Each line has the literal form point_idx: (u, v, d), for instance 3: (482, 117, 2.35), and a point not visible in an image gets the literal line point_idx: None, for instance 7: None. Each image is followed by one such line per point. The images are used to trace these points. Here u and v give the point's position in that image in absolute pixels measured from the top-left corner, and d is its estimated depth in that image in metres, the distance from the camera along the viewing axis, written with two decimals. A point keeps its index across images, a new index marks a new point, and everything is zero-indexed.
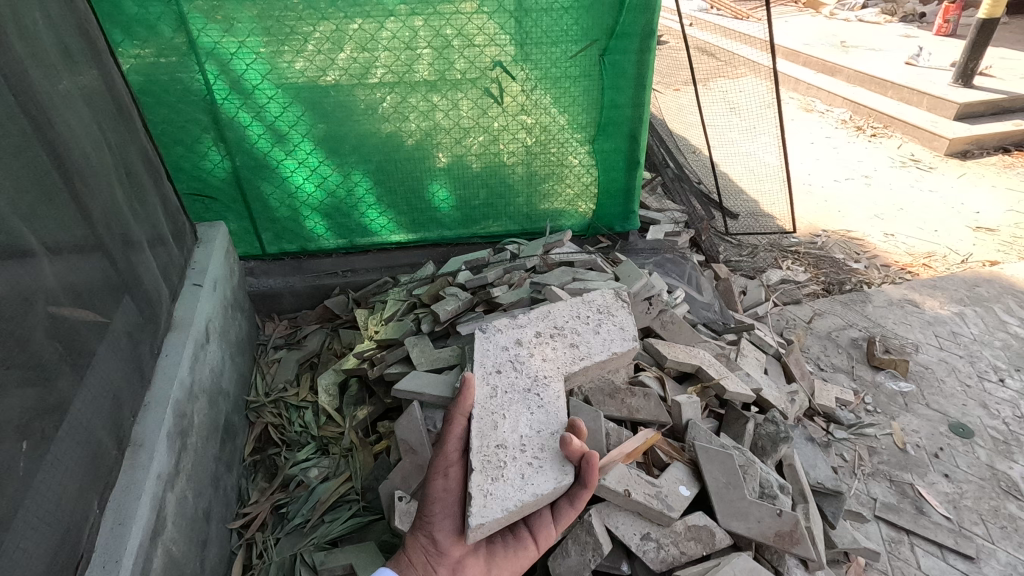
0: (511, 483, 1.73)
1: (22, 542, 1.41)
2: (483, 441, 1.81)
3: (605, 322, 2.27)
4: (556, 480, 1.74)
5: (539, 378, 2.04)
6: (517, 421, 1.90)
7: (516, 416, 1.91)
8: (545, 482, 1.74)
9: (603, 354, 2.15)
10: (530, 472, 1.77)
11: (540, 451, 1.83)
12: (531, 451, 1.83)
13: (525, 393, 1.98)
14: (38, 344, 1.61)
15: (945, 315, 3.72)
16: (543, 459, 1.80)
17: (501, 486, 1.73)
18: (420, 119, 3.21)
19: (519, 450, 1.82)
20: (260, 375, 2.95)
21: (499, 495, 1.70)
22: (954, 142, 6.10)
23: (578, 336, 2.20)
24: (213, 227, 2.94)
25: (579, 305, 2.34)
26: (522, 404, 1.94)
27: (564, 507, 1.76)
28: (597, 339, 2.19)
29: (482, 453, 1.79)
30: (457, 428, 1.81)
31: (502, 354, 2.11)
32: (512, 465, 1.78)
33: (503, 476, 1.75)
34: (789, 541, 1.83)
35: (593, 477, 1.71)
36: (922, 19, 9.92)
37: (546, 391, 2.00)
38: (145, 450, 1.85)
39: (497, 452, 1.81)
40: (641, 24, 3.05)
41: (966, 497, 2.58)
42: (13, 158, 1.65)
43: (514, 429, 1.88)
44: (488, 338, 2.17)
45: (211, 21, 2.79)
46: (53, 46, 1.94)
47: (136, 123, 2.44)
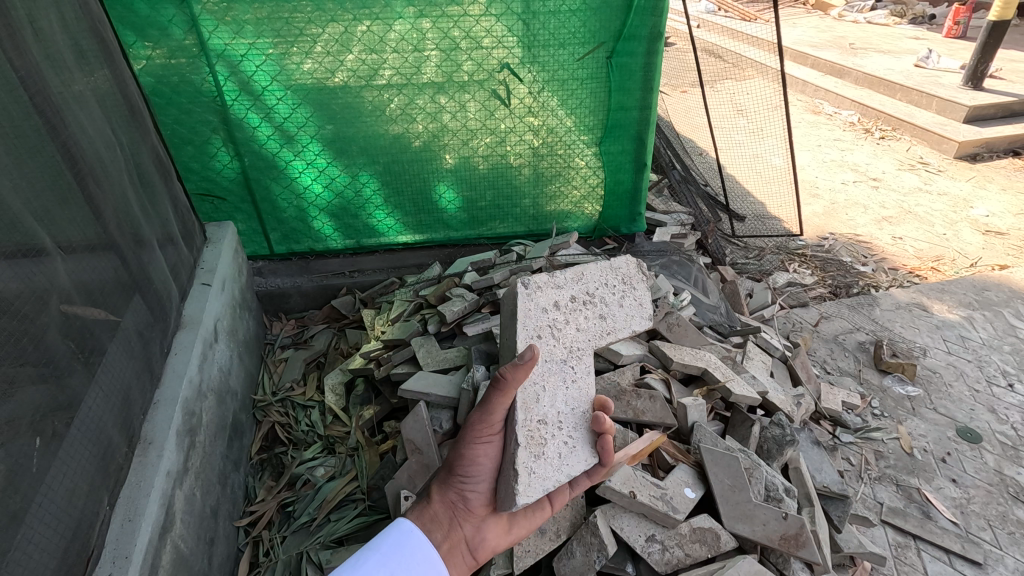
0: (551, 462, 1.75)
1: (34, 538, 1.43)
2: (527, 414, 1.76)
3: (629, 294, 2.01)
4: (586, 462, 1.79)
5: (573, 352, 1.89)
6: (556, 394, 1.84)
7: (551, 392, 1.83)
8: (577, 463, 1.79)
9: (626, 331, 1.98)
10: (565, 451, 1.79)
11: (575, 428, 1.84)
12: (565, 428, 1.83)
13: (562, 363, 1.87)
14: (51, 341, 1.63)
15: (953, 319, 3.70)
16: (576, 438, 1.83)
17: (541, 464, 1.73)
18: (428, 121, 3.23)
19: (556, 427, 1.81)
20: (267, 375, 2.97)
21: (540, 474, 1.71)
22: (963, 144, 6.07)
23: (607, 309, 1.99)
24: (222, 227, 2.96)
25: (607, 269, 2.02)
26: (558, 376, 1.85)
27: (581, 479, 1.83)
28: (623, 311, 1.99)
29: (526, 426, 1.74)
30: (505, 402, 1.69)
31: (541, 316, 1.86)
32: (553, 442, 1.78)
33: (543, 453, 1.75)
34: (794, 544, 1.83)
35: (610, 458, 1.81)
36: (932, 20, 9.84)
37: (581, 364, 1.91)
38: (155, 447, 1.87)
39: (539, 427, 1.77)
40: (648, 26, 3.05)
41: (973, 502, 2.56)
42: (27, 159, 1.68)
43: (553, 402, 1.82)
44: (529, 297, 1.86)
45: (221, 23, 2.82)
46: (67, 47, 1.97)
47: (147, 124, 2.47)
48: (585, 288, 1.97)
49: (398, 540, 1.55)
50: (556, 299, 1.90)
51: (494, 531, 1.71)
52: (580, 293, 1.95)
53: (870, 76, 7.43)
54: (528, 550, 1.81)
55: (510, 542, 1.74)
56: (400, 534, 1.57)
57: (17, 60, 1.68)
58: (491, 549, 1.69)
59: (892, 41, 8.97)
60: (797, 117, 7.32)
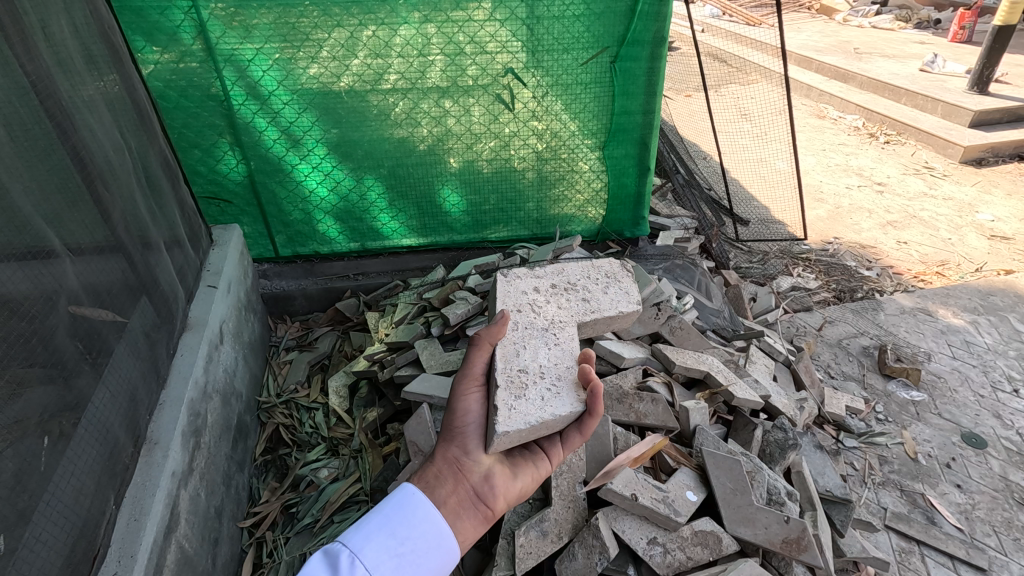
0: (531, 402, 1.74)
1: (41, 537, 1.44)
2: (506, 364, 1.85)
3: (613, 285, 2.28)
4: (571, 406, 1.74)
5: (554, 323, 2.05)
6: (537, 351, 1.93)
7: (533, 350, 1.94)
8: (561, 405, 1.74)
9: (612, 311, 2.14)
10: (549, 396, 1.78)
11: (558, 380, 1.85)
12: (547, 379, 1.85)
13: (543, 330, 2.01)
14: (60, 342, 1.65)
15: (959, 325, 3.69)
16: (560, 386, 1.82)
17: (523, 403, 1.72)
18: (433, 125, 3.25)
19: (538, 377, 1.84)
20: (272, 376, 2.99)
21: (522, 411, 1.70)
22: (969, 149, 6.05)
23: (589, 294, 2.21)
24: (229, 230, 2.99)
25: (589, 268, 2.33)
26: (539, 339, 1.97)
27: (573, 436, 1.75)
28: (608, 296, 2.21)
29: (504, 375, 1.82)
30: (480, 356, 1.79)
31: (521, 296, 2.12)
32: (534, 387, 1.80)
33: (524, 396, 1.76)
34: (796, 548, 1.83)
35: (597, 406, 1.67)
36: (937, 25, 9.81)
37: (563, 332, 2.01)
38: (161, 447, 1.89)
39: (520, 374, 1.83)
40: (652, 31, 3.07)
41: (978, 508, 2.55)
42: (38, 162, 1.71)
43: (534, 358, 1.91)
44: (509, 282, 2.17)
45: (229, 27, 2.85)
46: (77, 51, 2.00)
47: (156, 128, 2.50)
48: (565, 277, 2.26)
49: (406, 512, 1.41)
50: (536, 285, 2.19)
51: (502, 478, 1.63)
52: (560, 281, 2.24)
53: (875, 80, 7.43)
54: (529, 552, 1.81)
55: (519, 492, 1.65)
56: (415, 505, 1.43)
57: (28, 64, 1.71)
58: (506, 499, 1.61)
59: (899, 45, 8.96)
60: (802, 122, 7.32)
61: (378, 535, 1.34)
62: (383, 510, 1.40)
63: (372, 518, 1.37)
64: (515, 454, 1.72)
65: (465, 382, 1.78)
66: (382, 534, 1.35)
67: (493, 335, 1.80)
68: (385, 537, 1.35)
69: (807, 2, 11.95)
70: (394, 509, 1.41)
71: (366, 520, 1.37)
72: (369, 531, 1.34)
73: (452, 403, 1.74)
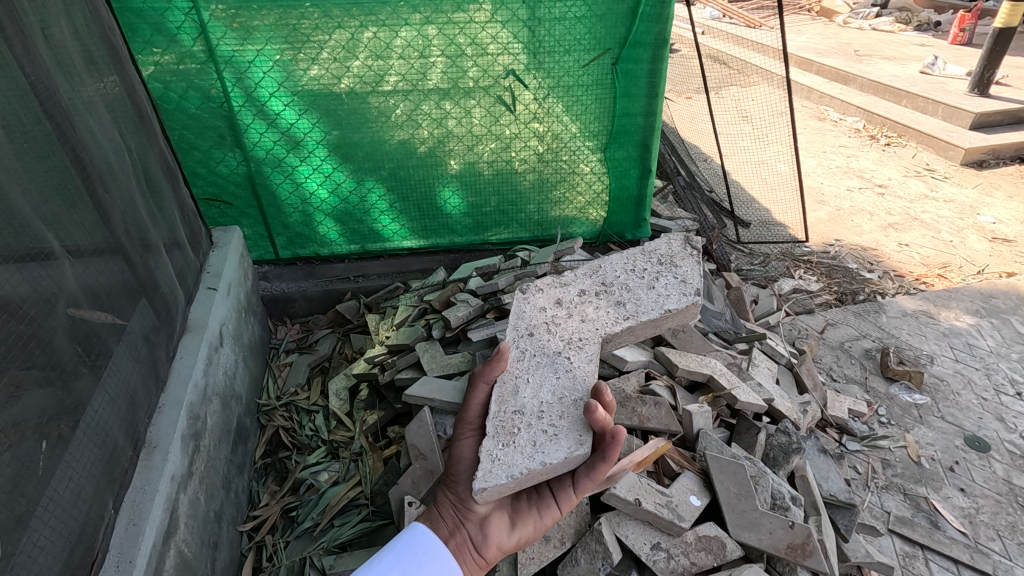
0: (521, 450, 1.74)
1: (38, 542, 1.43)
2: (500, 407, 1.86)
3: (661, 278, 2.35)
4: (567, 452, 1.72)
5: (575, 339, 2.11)
6: (540, 386, 1.94)
7: (537, 384, 1.94)
8: (556, 451, 1.73)
9: (655, 311, 2.20)
10: (543, 440, 1.77)
11: (557, 420, 1.83)
12: (546, 419, 1.84)
13: (554, 356, 2.04)
14: (59, 345, 1.64)
15: (961, 327, 3.68)
16: (559, 428, 1.80)
17: (510, 452, 1.74)
18: (433, 126, 3.24)
19: (535, 418, 1.83)
20: (272, 379, 2.98)
21: (507, 461, 1.71)
22: (970, 151, 6.04)
23: (628, 294, 2.29)
24: (229, 232, 2.98)
25: (630, 266, 2.42)
26: (547, 369, 1.99)
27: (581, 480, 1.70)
28: (651, 295, 2.28)
29: (496, 419, 1.83)
30: (479, 395, 1.89)
31: (538, 315, 2.21)
32: (525, 431, 1.79)
33: (513, 443, 1.76)
34: (800, 554, 1.81)
35: (615, 452, 1.56)
36: (938, 27, 9.82)
37: (578, 354, 2.04)
38: (160, 451, 1.87)
39: (512, 417, 1.84)
40: (653, 33, 3.07)
41: (982, 512, 2.53)
42: (37, 163, 1.69)
43: (535, 395, 1.91)
44: (527, 299, 2.27)
45: (229, 29, 2.84)
46: (77, 53, 1.99)
47: (156, 130, 2.49)
48: (601, 279, 2.36)
49: (415, 551, 1.54)
50: (557, 299, 2.27)
51: (498, 526, 1.69)
52: (594, 285, 2.33)
53: (875, 83, 7.44)
54: (532, 557, 1.79)
55: (516, 542, 1.70)
56: (424, 546, 1.55)
57: (27, 65, 1.70)
58: (500, 548, 1.67)
59: (899, 47, 8.97)
60: (802, 124, 7.32)
61: (388, 572, 1.47)
62: (394, 550, 1.54)
63: (384, 557, 1.51)
64: (520, 501, 1.76)
65: (462, 427, 1.87)
66: (393, 573, 1.48)
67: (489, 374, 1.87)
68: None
69: (807, 5, 11.99)
70: (405, 549, 1.54)
71: (378, 559, 1.50)
72: (379, 568, 1.47)
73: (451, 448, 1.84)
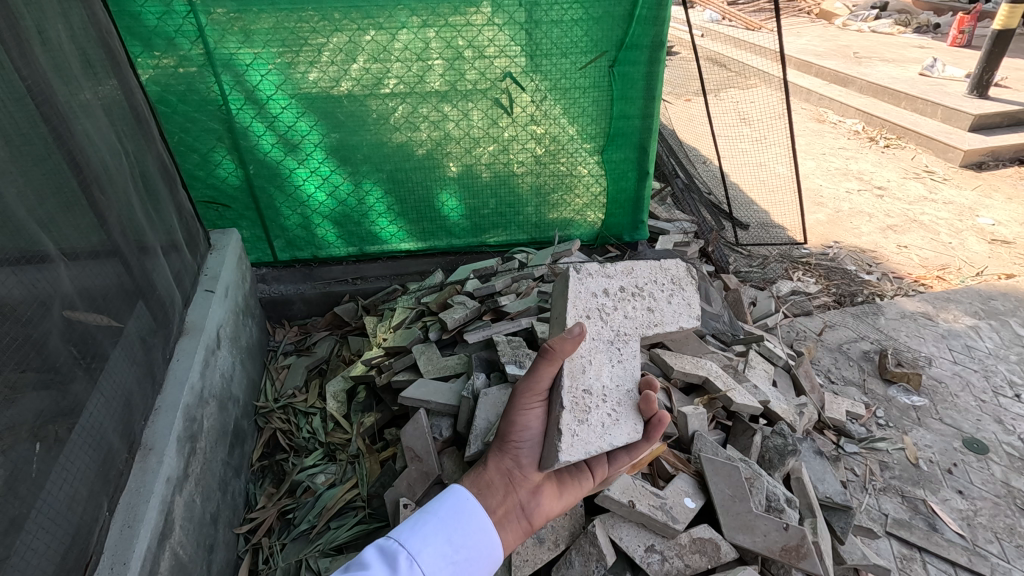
0: (593, 428, 1.73)
1: (33, 543, 1.43)
2: (572, 382, 1.77)
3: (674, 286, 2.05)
4: (630, 436, 1.76)
5: (619, 334, 1.92)
6: (601, 368, 1.84)
7: (598, 365, 1.85)
8: (620, 436, 1.76)
9: (675, 327, 1.94)
10: (609, 423, 1.78)
11: (618, 404, 1.83)
12: (608, 402, 1.83)
13: (608, 344, 1.89)
14: (54, 348, 1.64)
15: (960, 328, 3.67)
16: (620, 412, 1.81)
17: (585, 429, 1.72)
18: (431, 129, 3.25)
19: (600, 399, 1.81)
20: (270, 381, 2.99)
21: (582, 437, 1.70)
22: (969, 153, 6.03)
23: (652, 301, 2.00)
24: (227, 235, 2.99)
25: (656, 271, 2.03)
26: (604, 354, 1.87)
27: (621, 456, 1.79)
28: (671, 307, 1.98)
29: (570, 393, 1.75)
30: (544, 373, 1.64)
31: (591, 300, 1.90)
32: (596, 411, 1.77)
33: (586, 420, 1.74)
34: (795, 556, 1.80)
35: (656, 435, 1.78)
36: (937, 30, 9.80)
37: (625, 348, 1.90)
38: (155, 453, 1.88)
39: (585, 396, 1.78)
40: (650, 35, 3.07)
41: (980, 515, 2.52)
42: (33, 166, 1.70)
43: (598, 376, 1.84)
44: (582, 281, 1.91)
45: (228, 32, 2.85)
46: (75, 57, 2.01)
47: (154, 133, 2.50)
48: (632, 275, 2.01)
49: (455, 517, 1.42)
50: (606, 287, 1.95)
51: (549, 497, 1.65)
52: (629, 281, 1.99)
53: (875, 85, 7.44)
54: (526, 559, 1.79)
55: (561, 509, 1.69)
56: (467, 516, 1.43)
57: (24, 69, 1.71)
58: (547, 516, 1.65)
59: (898, 49, 8.98)
60: (801, 126, 7.32)
61: (433, 535, 1.36)
62: (436, 513, 1.42)
63: (424, 517, 1.40)
64: (562, 471, 1.73)
65: (527, 394, 1.70)
66: (439, 537, 1.36)
67: (564, 352, 1.57)
68: (442, 542, 1.36)
69: (806, 7, 12.01)
70: (446, 515, 1.42)
71: (421, 520, 1.39)
72: (421, 530, 1.36)
73: (511, 414, 1.70)
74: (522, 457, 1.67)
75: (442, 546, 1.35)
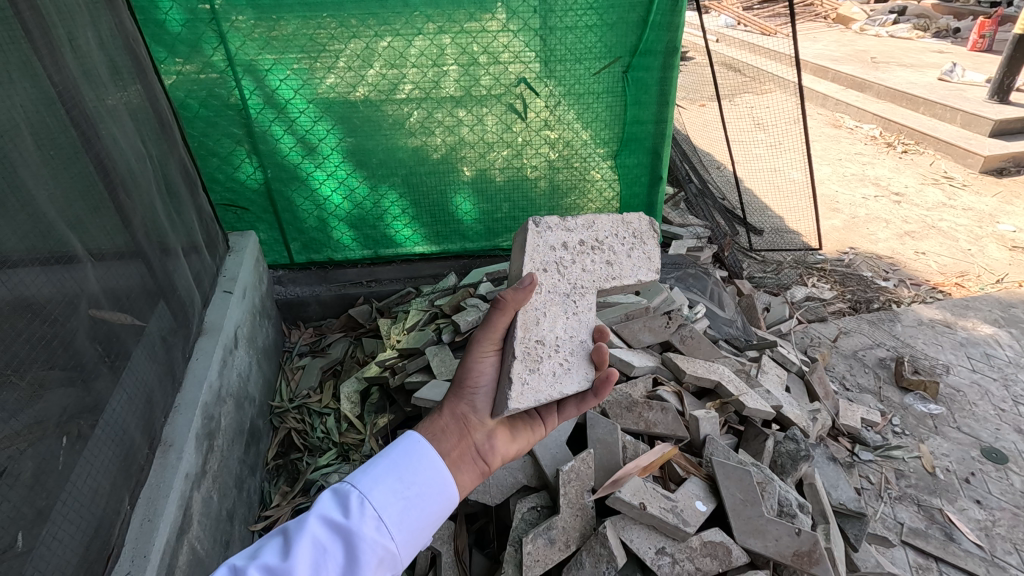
0: (544, 378, 1.67)
1: (58, 535, 1.47)
2: (524, 333, 1.72)
3: (639, 247, 1.92)
4: (580, 384, 1.71)
5: (577, 288, 1.85)
6: (556, 322, 1.79)
7: (553, 318, 1.79)
8: (569, 382, 1.70)
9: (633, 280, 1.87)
10: (560, 372, 1.72)
11: (570, 354, 1.77)
12: (561, 352, 1.77)
13: (565, 297, 1.83)
14: (80, 345, 1.69)
15: (979, 337, 3.62)
16: (571, 361, 1.75)
17: (536, 378, 1.66)
18: (446, 134, 3.29)
19: (553, 350, 1.75)
20: (285, 381, 3.04)
21: (533, 387, 1.63)
22: (989, 159, 5.95)
23: (610, 253, 1.90)
24: (244, 237, 3.05)
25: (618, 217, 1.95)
26: (560, 307, 1.81)
27: (570, 407, 1.73)
28: (631, 262, 1.90)
29: (523, 344, 1.70)
30: (502, 321, 1.63)
31: (550, 254, 1.85)
32: (548, 360, 1.72)
33: (537, 370, 1.68)
34: (807, 561, 1.80)
35: (603, 389, 1.67)
36: (957, 34, 9.67)
37: (583, 300, 1.83)
38: (175, 449, 1.92)
39: (536, 346, 1.72)
40: (664, 41, 3.10)
41: (999, 525, 2.48)
42: (62, 169, 1.76)
43: (552, 327, 1.78)
44: (541, 234, 1.86)
45: (249, 39, 2.92)
46: (102, 64, 2.07)
47: (176, 137, 2.56)
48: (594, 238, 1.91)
49: (405, 455, 1.28)
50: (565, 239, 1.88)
51: (503, 439, 1.56)
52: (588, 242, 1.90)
53: (892, 90, 7.38)
54: (537, 560, 1.78)
55: (516, 453, 1.59)
56: (423, 461, 1.29)
57: (56, 75, 1.78)
58: (503, 457, 1.53)
59: (916, 54, 8.89)
60: (817, 132, 7.26)
61: (382, 475, 1.22)
62: (388, 456, 1.27)
63: (372, 461, 1.25)
64: (516, 419, 1.65)
65: (485, 342, 1.65)
66: (389, 477, 1.23)
67: (519, 300, 1.58)
68: (394, 480, 1.22)
69: (822, 12, 11.90)
70: (402, 459, 1.27)
71: (373, 462, 1.25)
72: (369, 471, 1.22)
73: (466, 364, 1.63)
74: (477, 403, 1.59)
75: (394, 491, 1.21)
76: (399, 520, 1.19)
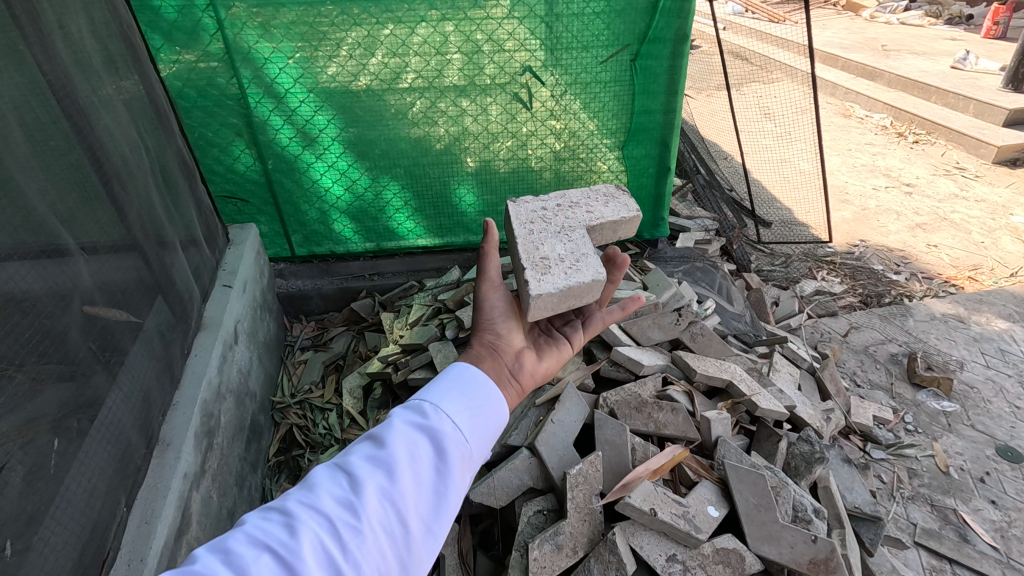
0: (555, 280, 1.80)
1: (50, 539, 1.43)
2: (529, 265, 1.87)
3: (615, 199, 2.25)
4: (595, 276, 1.85)
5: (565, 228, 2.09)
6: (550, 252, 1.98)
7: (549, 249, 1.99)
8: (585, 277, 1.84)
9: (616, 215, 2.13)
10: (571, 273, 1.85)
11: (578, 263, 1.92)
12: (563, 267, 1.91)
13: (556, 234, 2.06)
14: (73, 343, 1.64)
15: (993, 332, 3.54)
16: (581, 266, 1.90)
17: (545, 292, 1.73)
18: (449, 124, 3.21)
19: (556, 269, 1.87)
20: (287, 376, 3.00)
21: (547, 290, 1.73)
22: (1002, 149, 5.83)
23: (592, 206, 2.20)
24: (245, 230, 2.99)
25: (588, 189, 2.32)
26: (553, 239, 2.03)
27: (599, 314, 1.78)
28: (611, 209, 2.19)
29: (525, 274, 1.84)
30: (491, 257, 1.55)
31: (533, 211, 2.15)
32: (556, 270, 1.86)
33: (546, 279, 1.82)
34: (823, 569, 1.75)
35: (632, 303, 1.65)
36: (970, 21, 9.48)
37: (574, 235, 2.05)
38: (173, 449, 1.87)
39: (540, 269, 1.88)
40: (674, 28, 3.01)
41: (1015, 526, 2.42)
42: (53, 161, 1.70)
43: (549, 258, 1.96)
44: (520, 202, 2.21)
45: (247, 26, 2.84)
46: (96, 52, 2.00)
47: (174, 127, 2.49)
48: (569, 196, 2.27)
49: (451, 388, 1.17)
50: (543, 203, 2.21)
51: (532, 358, 1.48)
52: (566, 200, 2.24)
53: (903, 78, 7.24)
54: (544, 565, 1.73)
55: (547, 372, 1.52)
56: (473, 377, 1.21)
57: (45, 63, 1.71)
58: (536, 376, 1.45)
59: (928, 41, 8.73)
60: (827, 121, 7.14)
61: (430, 407, 1.10)
62: (428, 391, 1.15)
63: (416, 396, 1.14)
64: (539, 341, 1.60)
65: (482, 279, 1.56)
66: (439, 403, 1.12)
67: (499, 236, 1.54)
68: (441, 405, 1.11)
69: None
70: (447, 386, 1.17)
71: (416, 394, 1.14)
72: (414, 404, 1.11)
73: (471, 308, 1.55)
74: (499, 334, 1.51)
75: (442, 412, 1.10)
76: (451, 455, 1.05)
